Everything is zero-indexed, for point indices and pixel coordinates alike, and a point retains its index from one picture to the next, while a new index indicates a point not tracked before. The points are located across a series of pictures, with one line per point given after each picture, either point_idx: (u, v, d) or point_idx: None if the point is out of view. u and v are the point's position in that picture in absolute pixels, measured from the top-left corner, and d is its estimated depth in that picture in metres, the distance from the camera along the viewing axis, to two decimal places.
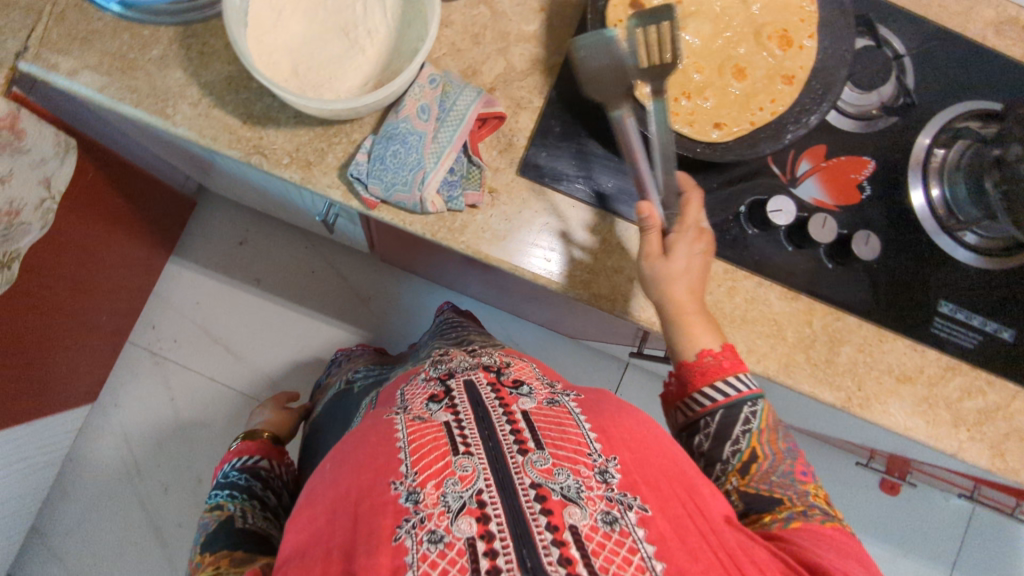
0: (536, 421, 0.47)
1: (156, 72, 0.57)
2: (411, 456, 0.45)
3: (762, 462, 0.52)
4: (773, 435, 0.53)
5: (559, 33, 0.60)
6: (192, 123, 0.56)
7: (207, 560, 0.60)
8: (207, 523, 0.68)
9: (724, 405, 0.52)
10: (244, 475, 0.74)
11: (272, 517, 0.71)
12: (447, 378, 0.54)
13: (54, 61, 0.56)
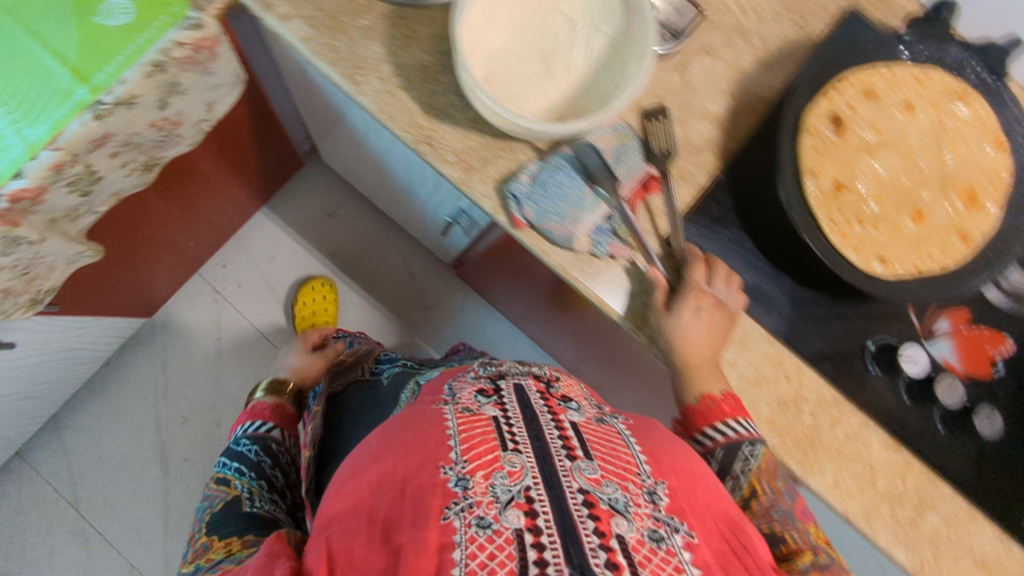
0: (586, 434, 0.50)
1: (359, 40, 0.58)
2: (461, 444, 0.46)
3: (762, 498, 0.54)
4: (774, 473, 0.55)
5: (744, 121, 0.59)
6: (377, 97, 0.57)
7: (210, 547, 0.60)
8: (215, 499, 0.67)
9: (723, 445, 0.54)
10: (256, 447, 0.74)
11: (279, 497, 0.70)
12: (498, 378, 0.56)
13: (271, 2, 0.58)
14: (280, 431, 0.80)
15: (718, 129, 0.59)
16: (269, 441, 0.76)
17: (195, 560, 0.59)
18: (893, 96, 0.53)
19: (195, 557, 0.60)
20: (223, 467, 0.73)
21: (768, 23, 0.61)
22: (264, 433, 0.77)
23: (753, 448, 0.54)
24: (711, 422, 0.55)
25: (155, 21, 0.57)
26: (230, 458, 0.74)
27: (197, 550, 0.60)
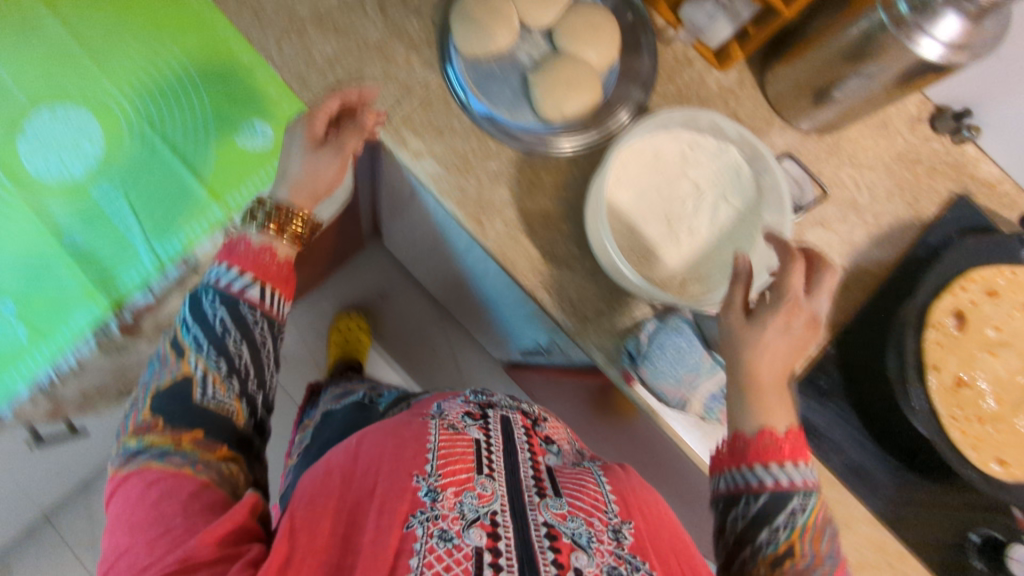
0: (559, 478, 0.53)
1: (487, 183, 0.60)
2: (438, 460, 0.50)
3: (797, 562, 0.46)
4: (818, 536, 0.47)
5: (854, 294, 0.60)
6: (499, 241, 0.59)
7: (165, 449, 0.47)
8: (164, 374, 0.51)
9: (771, 491, 0.46)
10: (223, 314, 0.52)
11: (243, 380, 0.53)
12: (486, 406, 0.61)
13: (406, 139, 0.60)
14: (264, 288, 0.54)
15: (827, 302, 0.60)
16: (241, 309, 0.53)
17: (136, 438, 0.48)
18: (1013, 296, 0.55)
19: (138, 435, 0.49)
20: (182, 317, 0.53)
21: (880, 200, 0.62)
22: (237, 295, 0.53)
23: (807, 502, 0.47)
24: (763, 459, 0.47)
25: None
26: (190, 309, 0.53)
27: (139, 431, 0.49)
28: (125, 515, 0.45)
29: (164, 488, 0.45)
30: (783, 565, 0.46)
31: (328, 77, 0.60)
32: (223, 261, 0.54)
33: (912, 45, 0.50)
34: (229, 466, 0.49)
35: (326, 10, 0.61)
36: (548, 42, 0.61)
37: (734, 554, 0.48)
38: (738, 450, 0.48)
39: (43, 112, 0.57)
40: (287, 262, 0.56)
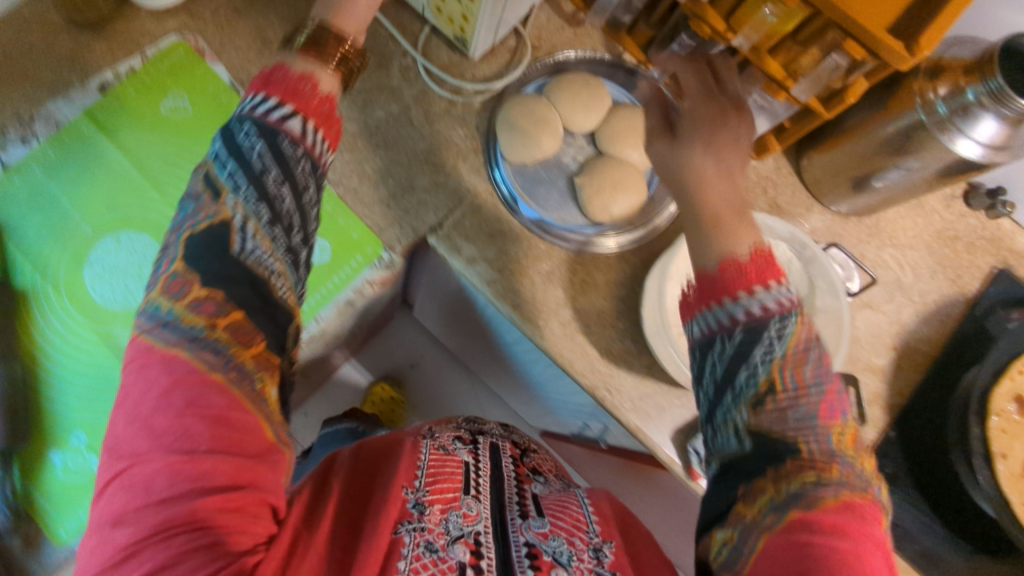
0: (544, 504, 0.57)
1: (540, 284, 0.61)
2: (427, 478, 0.54)
3: (778, 397, 0.41)
4: (801, 364, 0.41)
5: (908, 375, 0.61)
6: (557, 342, 0.59)
7: (201, 317, 0.44)
8: (199, 217, 0.46)
9: (744, 326, 0.42)
10: (261, 146, 0.47)
11: (288, 237, 0.48)
12: (478, 436, 0.68)
13: (458, 245, 0.61)
14: (308, 121, 0.48)
15: (883, 384, 0.60)
16: (281, 141, 0.47)
17: (167, 302, 0.45)
18: None
19: (171, 299, 0.44)
20: (214, 151, 0.48)
21: (924, 278, 0.64)
22: (276, 122, 0.47)
23: (791, 326, 0.42)
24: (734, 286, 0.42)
25: (350, 261, 0.60)
26: (223, 141, 0.48)
27: (174, 289, 0.45)
28: (136, 394, 0.43)
29: (190, 395, 0.42)
30: (764, 408, 0.41)
31: (380, 190, 0.62)
32: (255, 87, 0.49)
33: (947, 142, 0.51)
34: (266, 377, 0.46)
35: (376, 126, 0.63)
36: (591, 145, 0.64)
37: (716, 400, 0.43)
38: (706, 290, 0.44)
39: (107, 241, 0.58)
40: (331, 97, 0.49)
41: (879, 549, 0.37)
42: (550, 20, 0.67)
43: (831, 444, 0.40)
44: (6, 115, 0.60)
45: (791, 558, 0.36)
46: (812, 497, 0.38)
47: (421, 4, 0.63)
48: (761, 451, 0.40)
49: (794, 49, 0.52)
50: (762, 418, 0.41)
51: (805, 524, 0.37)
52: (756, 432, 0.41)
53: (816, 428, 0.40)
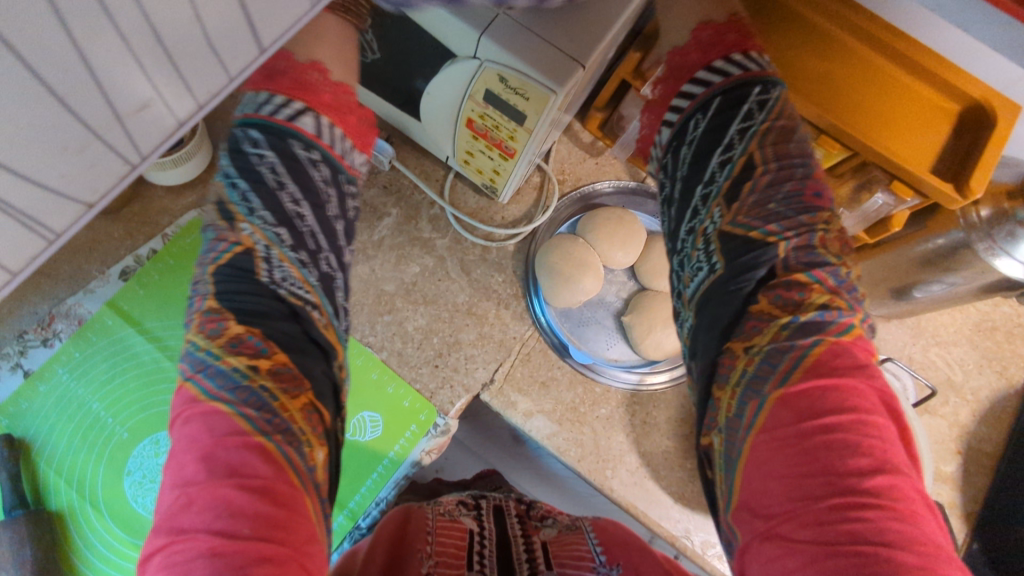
0: (552, 551, 0.56)
1: (602, 430, 0.60)
2: (437, 546, 0.53)
3: (753, 176, 0.48)
4: (779, 138, 0.47)
5: (978, 480, 0.62)
6: (628, 491, 0.59)
7: (235, 364, 0.45)
8: (221, 246, 0.50)
9: (721, 91, 0.49)
10: (274, 160, 0.51)
11: (315, 261, 0.52)
12: (481, 499, 0.65)
13: (513, 399, 0.60)
14: (336, 132, 0.53)
15: (955, 492, 0.61)
16: (295, 149, 0.52)
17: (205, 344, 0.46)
18: None
19: (207, 338, 0.47)
20: (226, 169, 0.52)
21: (974, 375, 0.64)
22: (286, 129, 0.51)
23: (773, 93, 0.47)
24: (723, 53, 0.50)
25: (406, 432, 0.59)
26: (234, 160, 0.52)
27: (210, 327, 0.47)
28: (180, 453, 0.42)
29: (232, 460, 0.41)
30: (740, 189, 0.48)
31: (425, 350, 0.61)
32: (263, 93, 0.52)
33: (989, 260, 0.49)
34: (312, 441, 0.45)
35: (413, 282, 0.62)
36: (632, 279, 0.64)
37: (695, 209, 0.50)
38: (677, 72, 0.52)
39: (144, 444, 0.56)
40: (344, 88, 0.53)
41: (881, 410, 0.39)
42: (571, 151, 0.66)
43: (811, 242, 0.45)
44: (23, 316, 0.57)
45: (796, 452, 0.38)
46: (797, 349, 0.41)
47: (446, 155, 0.62)
48: (731, 256, 0.46)
49: (830, 181, 0.54)
50: (734, 211, 0.47)
51: (795, 401, 0.39)
52: (727, 231, 0.47)
53: (800, 220, 0.46)
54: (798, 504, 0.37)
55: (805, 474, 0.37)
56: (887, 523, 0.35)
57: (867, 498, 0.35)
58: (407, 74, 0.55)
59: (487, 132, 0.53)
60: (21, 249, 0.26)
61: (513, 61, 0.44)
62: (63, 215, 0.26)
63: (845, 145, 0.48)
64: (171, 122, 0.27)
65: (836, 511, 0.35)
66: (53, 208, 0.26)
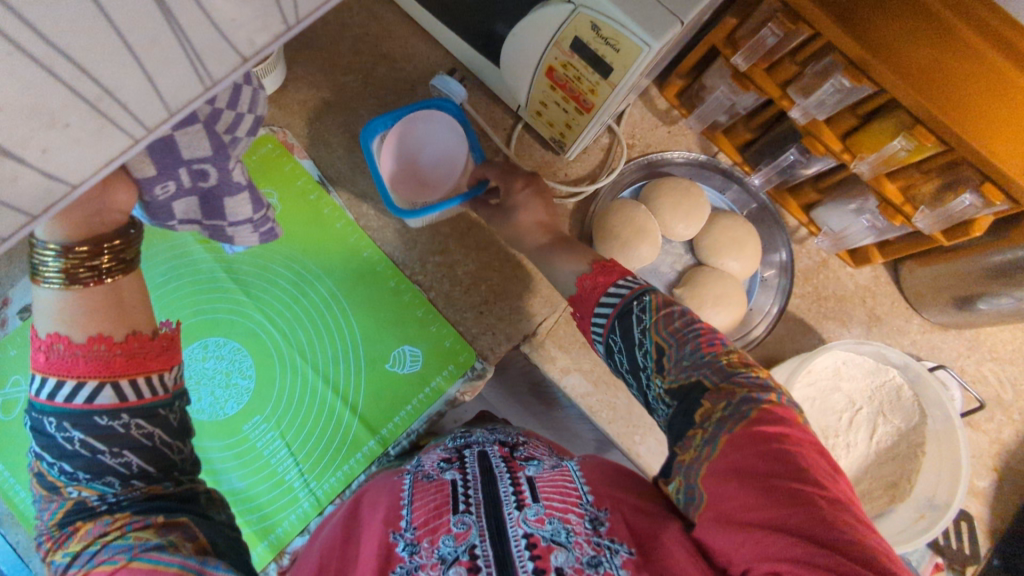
0: (540, 484, 0.45)
1: (636, 398, 0.61)
2: (413, 515, 0.43)
3: (671, 352, 0.43)
4: (675, 321, 0.44)
5: (1010, 501, 0.61)
6: (654, 458, 0.60)
7: (105, 532, 0.37)
8: (51, 506, 0.39)
9: (615, 315, 0.46)
10: (76, 437, 0.38)
11: (176, 479, 0.41)
12: (464, 448, 0.53)
13: (552, 355, 0.61)
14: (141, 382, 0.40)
15: (984, 508, 0.60)
16: (101, 424, 0.38)
17: (58, 552, 0.37)
18: None
19: (61, 549, 0.37)
20: (33, 448, 0.39)
21: None
22: (87, 407, 0.38)
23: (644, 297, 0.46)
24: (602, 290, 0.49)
25: (443, 371, 0.60)
26: (37, 438, 0.39)
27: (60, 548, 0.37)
28: None
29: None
30: (666, 361, 0.43)
31: (472, 295, 0.61)
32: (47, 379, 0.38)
33: None
34: (175, 539, 0.37)
35: (468, 227, 0.62)
36: (688, 253, 0.64)
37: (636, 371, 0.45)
38: (583, 312, 0.50)
39: (195, 346, 0.60)
40: (134, 337, 0.40)
41: (812, 445, 0.37)
42: (644, 117, 0.65)
43: (722, 364, 0.41)
44: None
45: (747, 469, 0.36)
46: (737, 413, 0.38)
47: (519, 104, 0.61)
48: (676, 398, 0.42)
49: (915, 176, 0.51)
50: (670, 372, 0.43)
51: (741, 438, 0.37)
52: (675, 389, 0.42)
53: (704, 360, 0.41)
54: (760, 501, 0.34)
55: (762, 482, 0.35)
56: (814, 502, 0.34)
57: (799, 484, 0.34)
58: (489, 16, 0.55)
59: (567, 83, 0.52)
60: (177, 94, 0.24)
61: (609, 8, 0.43)
62: (220, 65, 0.24)
63: (942, 138, 0.45)
64: None
65: (786, 498, 0.34)
66: (214, 52, 0.23)
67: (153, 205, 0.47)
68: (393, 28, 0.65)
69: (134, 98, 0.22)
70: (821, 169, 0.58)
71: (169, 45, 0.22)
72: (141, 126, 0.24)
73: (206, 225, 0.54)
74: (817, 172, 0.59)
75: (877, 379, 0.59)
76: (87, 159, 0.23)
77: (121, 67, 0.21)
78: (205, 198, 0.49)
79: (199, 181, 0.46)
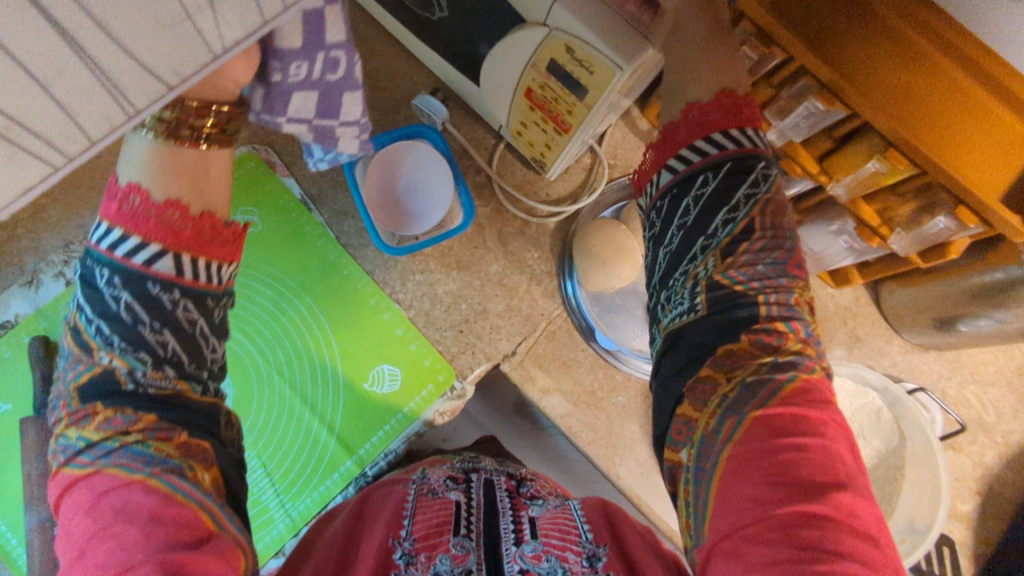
0: (541, 522, 0.45)
1: (616, 418, 0.60)
2: (413, 525, 0.43)
3: (752, 244, 0.44)
4: (776, 219, 0.45)
5: (993, 526, 0.60)
6: (633, 480, 0.59)
7: (126, 431, 0.37)
8: (79, 367, 0.39)
9: (735, 155, 0.44)
10: (126, 298, 0.38)
11: (199, 375, 0.41)
12: (470, 471, 0.54)
13: (532, 374, 0.60)
14: (198, 263, 0.40)
15: (967, 532, 0.60)
16: (152, 292, 0.38)
17: (74, 430, 0.38)
18: None
19: (78, 425, 0.38)
20: (79, 301, 0.40)
21: (1008, 419, 0.62)
22: (143, 269, 0.38)
23: (761, 186, 0.45)
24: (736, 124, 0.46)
25: (422, 391, 0.60)
26: (86, 292, 0.39)
27: (78, 419, 0.38)
28: (65, 528, 0.35)
29: (125, 498, 0.35)
30: (737, 249, 0.44)
31: (452, 314, 0.61)
32: (114, 226, 0.38)
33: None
34: (196, 465, 0.37)
35: (449, 246, 0.62)
36: None
37: (685, 249, 0.46)
38: (689, 125, 0.47)
39: None
40: (208, 216, 0.40)
41: (843, 443, 0.37)
42: (625, 137, 0.65)
43: (789, 300, 0.42)
44: (72, 229, 0.61)
45: (764, 472, 0.35)
46: (775, 380, 0.38)
47: (500, 124, 0.61)
48: (716, 307, 0.43)
49: (890, 200, 0.51)
50: (728, 264, 0.43)
51: (765, 428, 0.37)
52: (722, 281, 0.43)
53: (779, 281, 0.43)
54: (764, 508, 0.34)
55: (776, 488, 0.34)
56: (831, 527, 0.33)
57: (822, 507, 0.34)
58: (467, 37, 0.55)
59: (545, 104, 0.53)
60: (99, 123, 0.24)
61: (579, 31, 0.43)
62: (142, 91, 0.24)
63: (915, 162, 0.44)
64: (257, 20, 0.26)
65: (798, 513, 0.33)
66: (136, 81, 0.24)
67: (270, 86, 0.37)
68: (376, 48, 0.65)
69: (51, 128, 0.23)
70: (800, 190, 0.58)
71: (81, 75, 0.22)
72: (62, 155, 0.24)
73: (313, 130, 0.41)
74: (796, 193, 0.60)
75: (857, 402, 0.59)
76: (6, 187, 0.23)
77: (28, 96, 0.21)
78: (325, 94, 0.38)
79: (328, 74, 0.36)
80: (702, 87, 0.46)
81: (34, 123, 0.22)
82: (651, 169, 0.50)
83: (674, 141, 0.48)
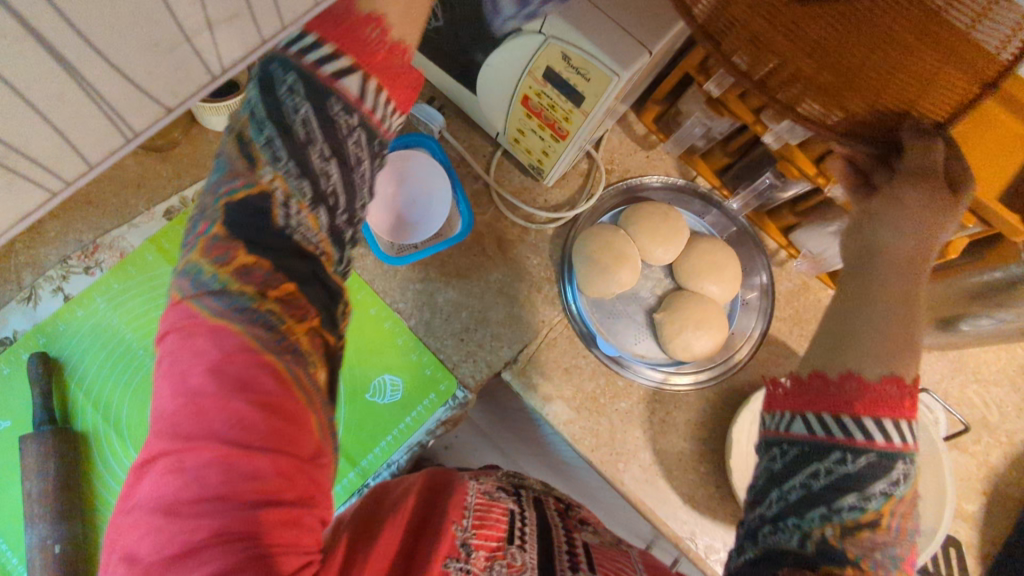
0: (595, 553, 0.47)
1: (619, 424, 0.60)
2: (474, 518, 0.45)
3: (879, 532, 0.36)
4: (907, 512, 0.37)
5: (1000, 527, 0.60)
6: (638, 487, 0.59)
7: (264, 288, 0.37)
8: (234, 184, 0.39)
9: (879, 449, 0.37)
10: (306, 112, 0.39)
11: (343, 220, 0.42)
12: (519, 486, 0.56)
13: (535, 382, 0.60)
14: (379, 100, 0.41)
15: (974, 532, 0.60)
16: (330, 113, 0.39)
17: (209, 267, 0.37)
18: None
19: (212, 263, 0.37)
20: (249, 102, 0.39)
21: (1012, 419, 0.62)
22: (327, 84, 0.39)
23: (896, 475, 0.37)
24: (894, 413, 0.38)
25: (424, 400, 0.60)
26: (259, 95, 0.39)
27: (215, 255, 0.37)
28: (179, 364, 0.35)
29: (245, 374, 0.35)
30: (855, 535, 0.36)
31: (452, 322, 0.61)
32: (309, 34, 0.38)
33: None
34: (317, 361, 0.39)
35: (449, 254, 0.62)
36: (670, 278, 0.64)
37: (799, 506, 0.37)
38: (817, 394, 0.39)
39: None
40: (400, 48, 0.41)
41: None
42: (622, 142, 0.65)
43: None
44: (69, 244, 0.61)
45: None
46: None
47: (497, 131, 0.62)
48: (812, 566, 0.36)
49: None
50: (844, 539, 0.36)
51: None
52: (823, 553, 0.36)
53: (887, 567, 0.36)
54: None
55: None
56: None
57: None
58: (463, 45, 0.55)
59: (543, 111, 0.53)
60: (97, 146, 0.24)
61: (578, 38, 0.43)
62: (141, 115, 0.24)
63: None
64: (254, 40, 0.26)
65: None
66: (135, 104, 0.24)
67: None
68: None
69: (48, 153, 0.22)
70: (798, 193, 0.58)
71: (78, 100, 0.22)
72: (61, 180, 0.24)
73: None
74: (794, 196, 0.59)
75: None
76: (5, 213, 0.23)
77: (30, 126, 0.21)
78: None
79: None
80: (871, 360, 0.39)
81: (31, 150, 0.22)
82: (796, 404, 0.40)
83: (809, 396, 0.40)
